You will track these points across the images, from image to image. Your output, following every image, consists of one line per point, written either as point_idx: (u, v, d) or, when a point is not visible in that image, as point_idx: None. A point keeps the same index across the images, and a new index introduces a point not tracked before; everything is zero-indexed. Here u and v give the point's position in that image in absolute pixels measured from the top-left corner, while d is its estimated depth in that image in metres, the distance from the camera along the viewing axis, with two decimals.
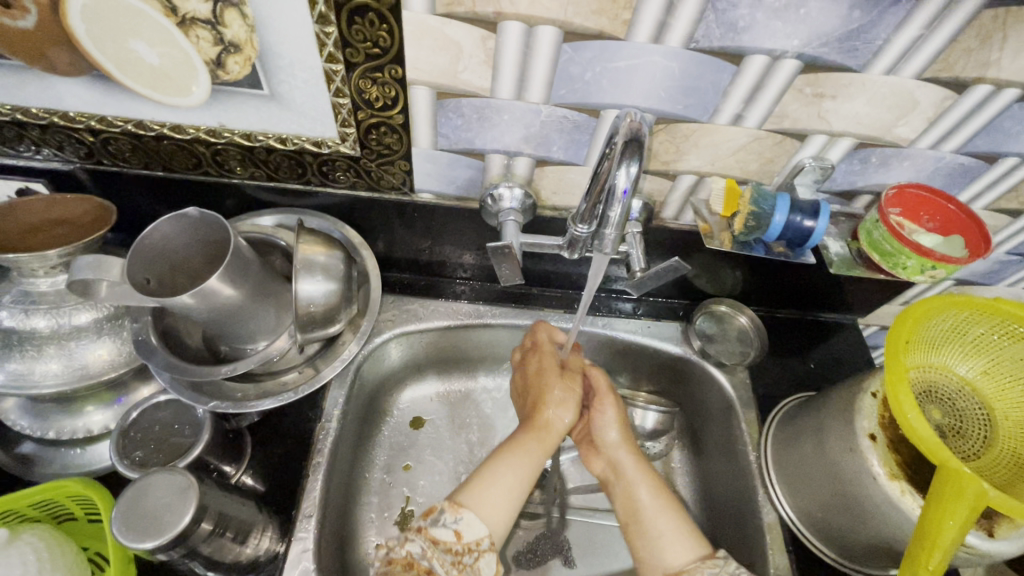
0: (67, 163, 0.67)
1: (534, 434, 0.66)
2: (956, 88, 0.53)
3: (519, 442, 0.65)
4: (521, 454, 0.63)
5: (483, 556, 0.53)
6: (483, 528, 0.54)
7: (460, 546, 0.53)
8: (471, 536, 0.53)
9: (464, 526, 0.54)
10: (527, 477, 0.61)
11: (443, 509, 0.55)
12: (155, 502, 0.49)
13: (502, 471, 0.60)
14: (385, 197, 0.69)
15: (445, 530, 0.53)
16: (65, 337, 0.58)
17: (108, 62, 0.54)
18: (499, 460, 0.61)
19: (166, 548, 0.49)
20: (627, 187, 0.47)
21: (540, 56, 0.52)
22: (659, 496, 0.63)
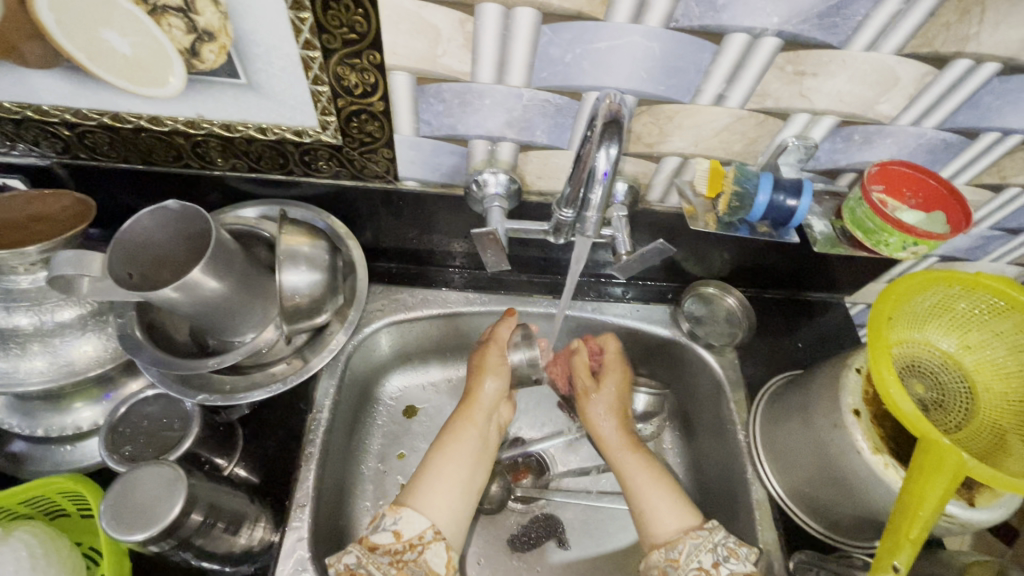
0: (44, 158, 0.66)
1: (465, 417, 0.70)
2: (935, 64, 0.53)
3: (453, 425, 0.69)
4: (453, 439, 0.68)
5: (429, 547, 0.57)
6: (422, 520, 0.59)
7: (401, 544, 0.57)
8: (410, 532, 0.58)
9: (402, 525, 0.58)
10: (463, 459, 0.66)
11: (382, 514, 0.60)
12: (143, 494, 0.49)
13: (438, 465, 0.65)
14: (369, 186, 0.69)
15: (386, 533, 0.58)
16: (49, 334, 0.58)
17: (79, 53, 0.53)
18: (435, 456, 0.66)
19: (157, 540, 0.49)
20: (607, 169, 0.47)
21: (519, 38, 0.51)
22: (645, 466, 0.70)
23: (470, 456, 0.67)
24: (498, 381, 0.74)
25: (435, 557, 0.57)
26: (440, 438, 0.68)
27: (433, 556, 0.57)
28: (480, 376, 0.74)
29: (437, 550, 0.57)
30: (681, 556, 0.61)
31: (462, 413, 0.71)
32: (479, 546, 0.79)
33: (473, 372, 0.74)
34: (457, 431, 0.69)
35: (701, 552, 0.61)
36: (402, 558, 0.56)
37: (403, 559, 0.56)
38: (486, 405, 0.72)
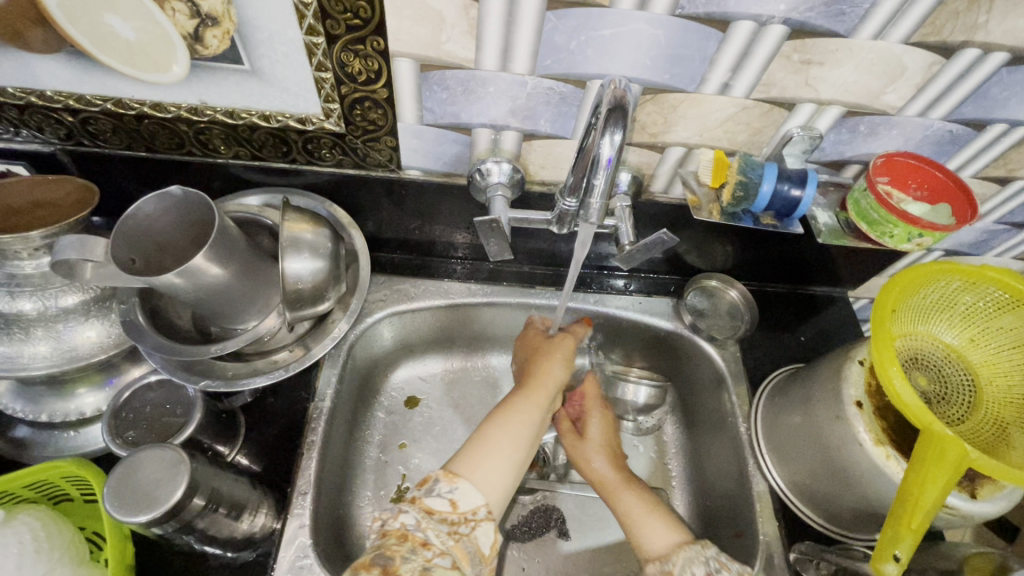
0: (47, 144, 0.66)
1: (534, 396, 0.66)
2: (942, 54, 0.53)
3: (521, 399, 0.65)
4: (519, 412, 0.63)
5: (480, 524, 0.52)
6: (479, 496, 0.54)
7: (457, 515, 0.52)
8: (465, 505, 0.52)
9: (458, 495, 0.53)
10: (524, 434, 0.61)
11: (437, 478, 0.54)
12: (147, 476, 0.50)
13: (498, 435, 0.60)
14: (372, 175, 0.69)
15: (441, 500, 0.52)
16: (53, 319, 0.58)
17: (83, 38, 0.53)
18: (493, 427, 0.61)
19: (160, 522, 0.49)
20: (611, 155, 0.46)
21: (523, 25, 0.51)
22: (641, 499, 0.66)
23: (530, 433, 0.62)
24: (565, 369, 0.71)
25: (486, 539, 0.51)
26: (499, 410, 0.63)
27: (482, 534, 0.51)
28: (549, 360, 0.71)
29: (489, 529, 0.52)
30: (674, 568, 0.57)
31: (524, 388, 0.67)
32: None
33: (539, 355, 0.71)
34: (525, 407, 0.64)
35: (694, 565, 0.56)
36: (457, 530, 0.51)
37: (457, 533, 0.50)
38: (551, 386, 0.68)
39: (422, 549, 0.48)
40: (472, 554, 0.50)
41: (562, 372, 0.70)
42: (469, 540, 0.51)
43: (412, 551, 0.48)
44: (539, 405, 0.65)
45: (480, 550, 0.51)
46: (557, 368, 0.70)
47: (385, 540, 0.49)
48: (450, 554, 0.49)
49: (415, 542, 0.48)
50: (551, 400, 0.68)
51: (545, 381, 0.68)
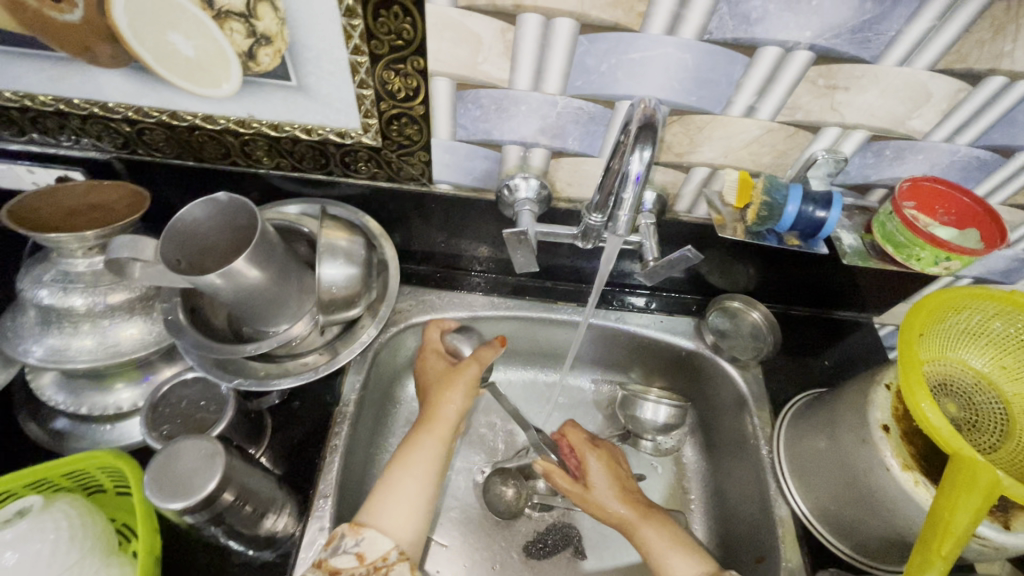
0: (104, 153, 0.70)
1: (433, 431, 0.65)
2: (968, 80, 0.53)
3: (425, 434, 0.65)
4: (419, 450, 0.63)
5: (393, 568, 0.54)
6: (388, 542, 0.55)
7: (366, 567, 0.53)
8: (374, 554, 0.54)
9: (365, 546, 0.54)
10: (427, 472, 0.62)
11: (343, 533, 0.55)
12: (185, 465, 0.51)
13: (399, 477, 0.61)
14: (403, 188, 0.72)
15: (347, 556, 0.53)
16: (99, 316, 0.61)
17: (146, 54, 0.57)
18: (394, 469, 0.62)
19: (193, 510, 0.51)
20: (639, 172, 0.48)
21: (556, 48, 0.53)
22: (666, 533, 0.65)
23: (434, 468, 0.63)
24: (465, 398, 0.69)
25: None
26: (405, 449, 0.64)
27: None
28: (446, 388, 0.69)
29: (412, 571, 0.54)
30: None
31: (422, 423, 0.66)
32: (493, 550, 0.80)
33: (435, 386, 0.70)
34: (430, 442, 0.65)
35: None
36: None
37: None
38: (452, 418, 0.67)
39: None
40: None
41: (460, 401, 0.68)
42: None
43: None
44: (441, 438, 0.65)
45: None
46: (454, 395, 0.68)
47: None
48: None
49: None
50: (454, 429, 0.68)
51: (440, 411, 0.67)
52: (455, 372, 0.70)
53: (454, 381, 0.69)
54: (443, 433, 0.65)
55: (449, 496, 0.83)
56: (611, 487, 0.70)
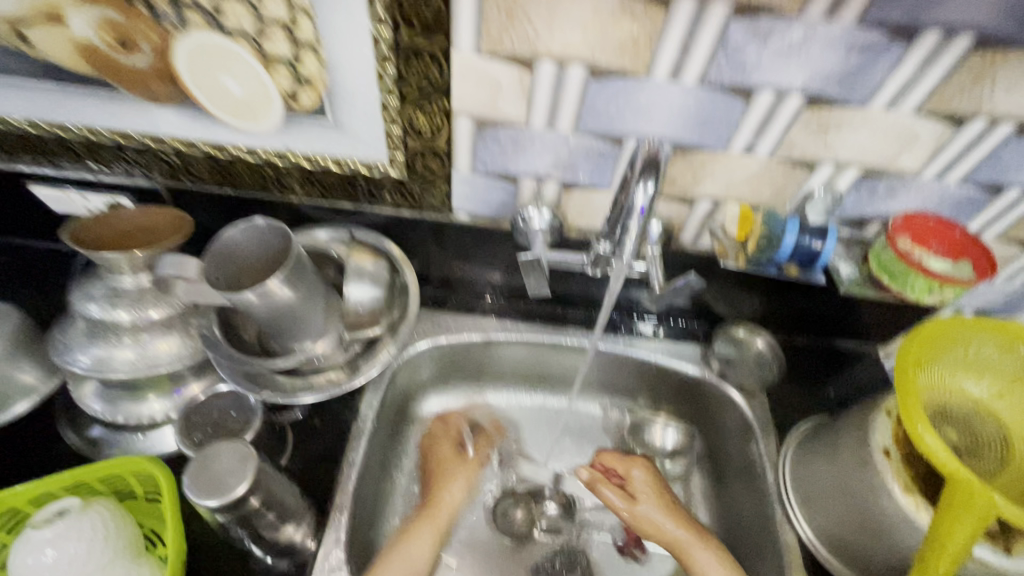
0: (152, 181, 0.76)
1: (437, 517, 0.74)
2: (953, 123, 0.57)
3: (432, 518, 0.74)
4: (426, 530, 0.73)
5: None
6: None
7: None
8: None
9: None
10: (421, 560, 0.69)
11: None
12: (221, 466, 0.55)
13: (398, 561, 0.68)
14: (424, 217, 0.77)
15: None
16: (141, 330, 0.65)
17: (201, 94, 0.64)
18: (394, 552, 0.69)
19: (223, 509, 0.54)
20: (644, 205, 0.52)
21: (569, 92, 0.59)
22: (721, 560, 0.68)
23: (429, 555, 0.70)
24: (463, 491, 0.79)
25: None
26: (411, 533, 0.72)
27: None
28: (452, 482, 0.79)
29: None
30: None
31: (426, 511, 0.75)
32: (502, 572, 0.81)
33: (441, 477, 0.80)
34: (434, 521, 0.74)
35: None
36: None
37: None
38: (450, 509, 0.77)
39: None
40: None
41: (460, 494, 0.78)
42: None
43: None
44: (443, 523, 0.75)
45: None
46: (461, 484, 0.79)
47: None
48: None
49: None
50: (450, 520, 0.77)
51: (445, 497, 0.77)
52: (465, 466, 0.82)
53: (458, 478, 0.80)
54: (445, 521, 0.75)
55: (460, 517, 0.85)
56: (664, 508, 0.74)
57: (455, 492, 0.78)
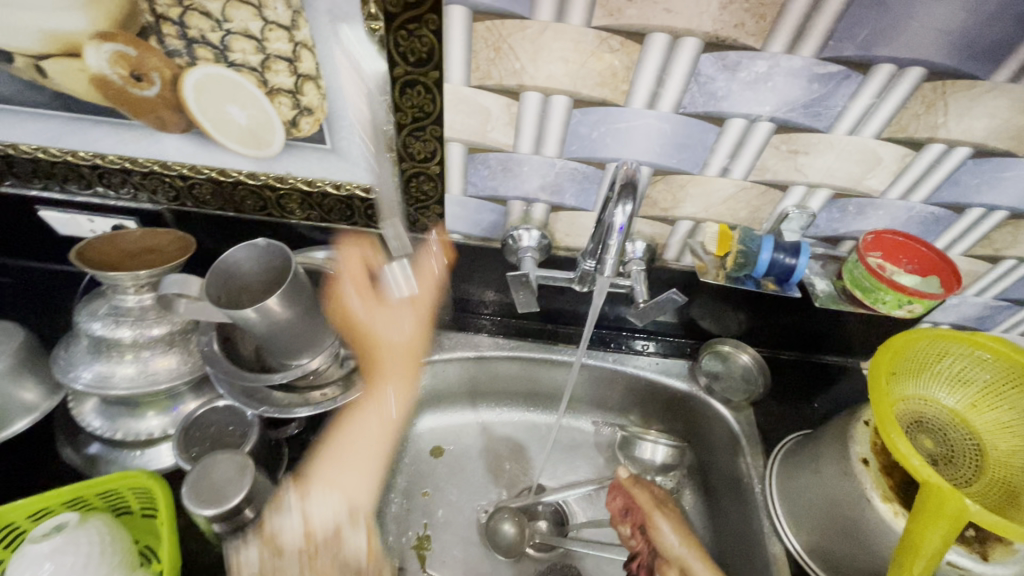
0: (157, 204, 0.79)
1: (379, 382, 0.75)
2: (912, 147, 0.61)
3: (375, 385, 0.75)
4: (369, 405, 0.74)
5: (344, 534, 0.60)
6: (337, 501, 0.63)
7: (310, 545, 0.59)
8: (319, 526, 0.60)
9: (312, 513, 0.61)
10: (365, 471, 0.69)
11: (288, 495, 0.61)
12: (219, 476, 0.57)
13: (334, 469, 0.69)
14: (418, 238, 0.80)
15: (290, 520, 0.60)
16: (142, 347, 0.67)
17: (206, 122, 0.67)
18: (327, 460, 0.70)
19: (219, 519, 0.56)
20: (623, 223, 0.55)
21: (554, 119, 0.63)
22: None
23: (370, 437, 0.73)
24: (399, 331, 0.78)
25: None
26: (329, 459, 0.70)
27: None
28: (388, 322, 0.78)
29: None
30: None
31: (370, 379, 0.74)
32: None
33: (365, 338, 0.76)
34: (377, 416, 0.74)
35: None
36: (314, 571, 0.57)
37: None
38: (387, 406, 0.75)
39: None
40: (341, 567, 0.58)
41: (405, 329, 0.79)
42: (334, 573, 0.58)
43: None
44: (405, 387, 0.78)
45: (353, 559, 0.59)
46: (389, 325, 0.78)
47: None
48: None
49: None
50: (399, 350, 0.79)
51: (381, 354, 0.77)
52: (376, 290, 0.77)
53: (392, 307, 0.78)
54: (397, 412, 0.76)
55: (453, 536, 0.86)
56: (682, 537, 0.71)
57: (392, 330, 0.78)
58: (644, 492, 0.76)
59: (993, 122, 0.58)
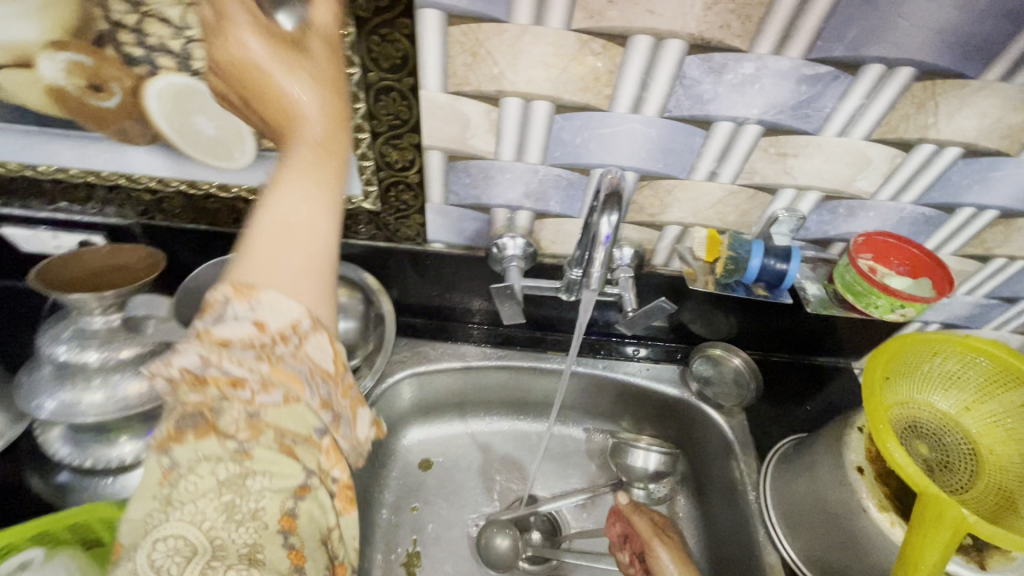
0: (125, 219, 0.76)
1: (313, 141, 0.44)
2: (902, 148, 0.60)
3: (307, 138, 0.44)
4: (313, 158, 0.43)
5: (307, 339, 0.40)
6: (294, 305, 0.40)
7: (267, 338, 0.39)
8: (277, 322, 0.39)
9: (264, 311, 0.39)
10: (316, 209, 0.43)
11: (226, 299, 0.40)
12: None
13: (275, 205, 0.42)
14: (400, 247, 0.78)
15: (237, 324, 0.39)
16: (111, 370, 0.64)
17: (172, 133, 0.64)
18: (257, 213, 0.42)
19: None
20: (608, 233, 0.53)
21: (535, 125, 0.60)
22: None
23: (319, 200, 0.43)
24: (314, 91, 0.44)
25: (363, 424, 0.46)
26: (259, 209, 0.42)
27: (313, 454, 0.40)
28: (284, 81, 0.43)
29: (368, 411, 0.47)
30: None
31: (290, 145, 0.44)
32: None
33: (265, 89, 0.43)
34: (311, 161, 0.43)
35: None
36: (272, 387, 0.39)
37: (297, 444, 0.40)
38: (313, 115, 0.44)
39: (237, 398, 0.39)
40: (308, 373, 0.41)
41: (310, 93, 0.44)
42: (297, 393, 0.40)
43: (224, 401, 0.39)
44: (337, 130, 0.45)
45: (319, 365, 0.41)
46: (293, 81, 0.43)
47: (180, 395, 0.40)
48: (286, 447, 0.39)
49: (219, 388, 0.39)
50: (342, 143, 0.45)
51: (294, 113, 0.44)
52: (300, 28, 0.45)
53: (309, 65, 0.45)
54: (347, 160, 0.45)
55: (444, 551, 0.84)
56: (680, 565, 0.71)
57: (302, 92, 0.43)
58: (645, 518, 0.78)
59: (984, 121, 0.57)
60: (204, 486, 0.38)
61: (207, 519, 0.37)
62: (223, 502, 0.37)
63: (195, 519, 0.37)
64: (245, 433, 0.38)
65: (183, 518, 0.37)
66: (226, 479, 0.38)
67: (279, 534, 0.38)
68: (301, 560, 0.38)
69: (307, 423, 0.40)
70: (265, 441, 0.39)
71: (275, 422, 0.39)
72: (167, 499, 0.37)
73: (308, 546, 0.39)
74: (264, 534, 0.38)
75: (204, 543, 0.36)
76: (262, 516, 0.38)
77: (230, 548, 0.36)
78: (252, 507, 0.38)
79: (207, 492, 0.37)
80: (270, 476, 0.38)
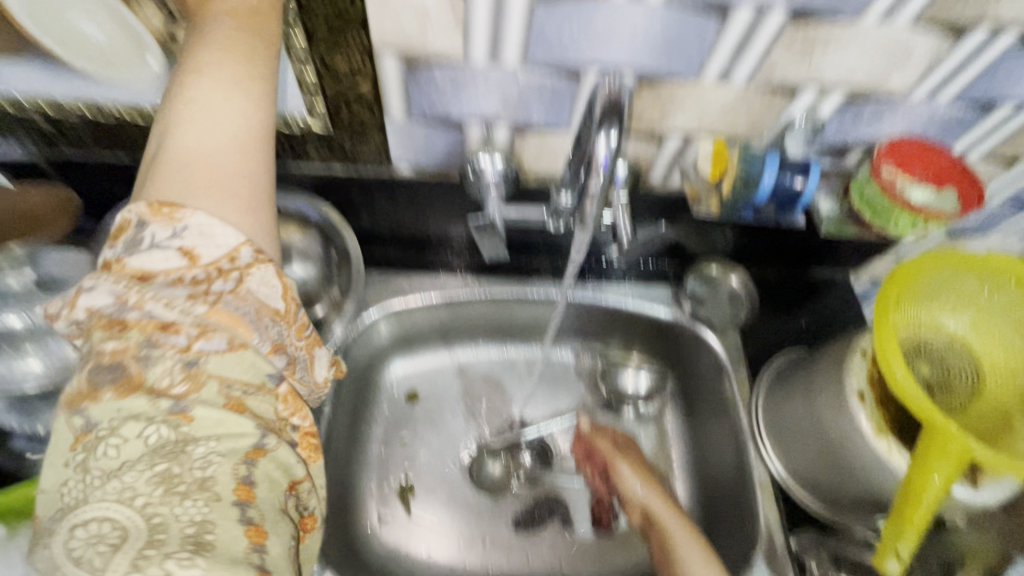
0: (25, 150, 0.63)
1: (232, 55, 0.45)
2: (951, 34, 0.50)
3: (224, 47, 0.45)
4: (227, 72, 0.44)
5: (248, 272, 0.42)
6: (226, 232, 0.41)
7: (202, 270, 0.40)
8: (210, 253, 0.41)
9: (193, 238, 0.40)
10: (239, 130, 0.44)
11: (142, 219, 0.40)
12: None
13: (196, 124, 0.43)
14: (360, 172, 0.67)
15: (167, 253, 0.40)
16: (44, 332, 0.55)
17: (52, 43, 0.52)
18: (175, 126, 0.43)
19: None
20: (607, 155, 0.44)
21: (513, 18, 0.49)
22: (681, 524, 0.70)
23: (238, 113, 0.44)
24: None
25: (323, 367, 0.51)
26: (179, 130, 0.43)
27: (264, 401, 0.40)
28: None
29: (326, 355, 0.51)
30: None
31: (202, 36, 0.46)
32: (483, 527, 0.81)
33: None
34: (226, 59, 0.45)
35: None
36: (210, 331, 0.39)
37: (245, 394, 0.39)
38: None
39: (169, 345, 0.38)
40: (255, 310, 0.42)
41: None
42: (242, 337, 0.40)
43: (149, 348, 0.37)
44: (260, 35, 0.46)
45: (264, 303, 0.43)
46: None
47: (91, 341, 0.38)
48: (232, 399, 0.38)
49: (143, 332, 0.38)
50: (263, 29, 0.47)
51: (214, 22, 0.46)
52: None
53: None
54: (268, 70, 0.46)
55: (437, 478, 0.84)
56: (648, 487, 0.75)
57: None
58: (604, 440, 0.82)
59: None
60: (132, 452, 0.34)
61: (139, 495, 0.33)
62: (155, 473, 0.34)
63: (123, 496, 0.33)
64: (182, 386, 0.37)
65: (105, 497, 0.33)
66: (154, 446, 0.35)
67: (233, 506, 0.35)
68: (260, 534, 0.35)
69: (258, 369, 0.40)
70: (207, 392, 0.37)
71: (218, 371, 0.38)
72: (86, 468, 0.34)
73: (267, 517, 0.36)
74: (215, 507, 0.34)
75: (137, 527, 0.32)
76: (212, 486, 0.35)
77: (171, 527, 0.33)
78: (197, 476, 0.35)
79: (137, 461, 0.34)
80: (216, 438, 0.36)
